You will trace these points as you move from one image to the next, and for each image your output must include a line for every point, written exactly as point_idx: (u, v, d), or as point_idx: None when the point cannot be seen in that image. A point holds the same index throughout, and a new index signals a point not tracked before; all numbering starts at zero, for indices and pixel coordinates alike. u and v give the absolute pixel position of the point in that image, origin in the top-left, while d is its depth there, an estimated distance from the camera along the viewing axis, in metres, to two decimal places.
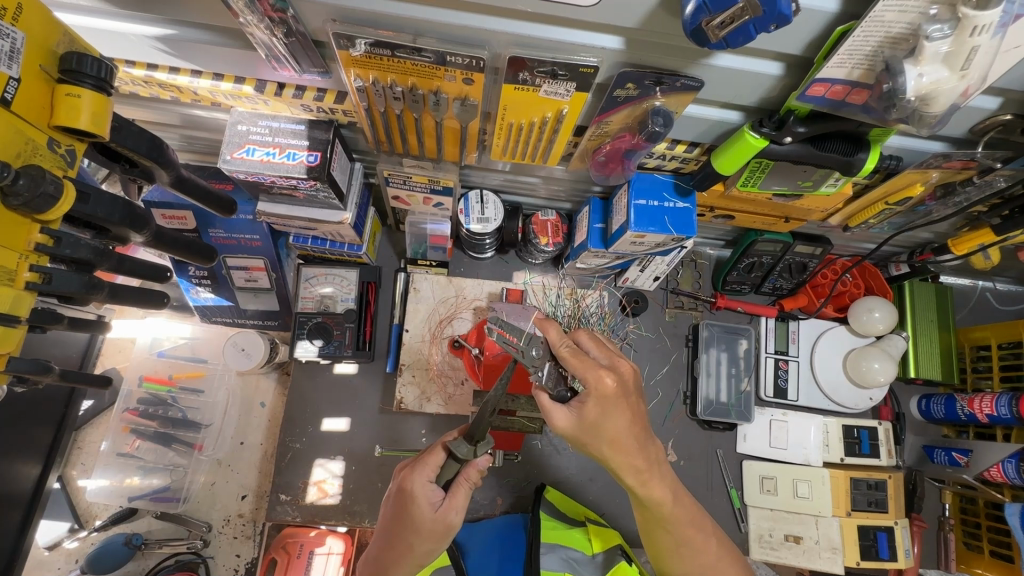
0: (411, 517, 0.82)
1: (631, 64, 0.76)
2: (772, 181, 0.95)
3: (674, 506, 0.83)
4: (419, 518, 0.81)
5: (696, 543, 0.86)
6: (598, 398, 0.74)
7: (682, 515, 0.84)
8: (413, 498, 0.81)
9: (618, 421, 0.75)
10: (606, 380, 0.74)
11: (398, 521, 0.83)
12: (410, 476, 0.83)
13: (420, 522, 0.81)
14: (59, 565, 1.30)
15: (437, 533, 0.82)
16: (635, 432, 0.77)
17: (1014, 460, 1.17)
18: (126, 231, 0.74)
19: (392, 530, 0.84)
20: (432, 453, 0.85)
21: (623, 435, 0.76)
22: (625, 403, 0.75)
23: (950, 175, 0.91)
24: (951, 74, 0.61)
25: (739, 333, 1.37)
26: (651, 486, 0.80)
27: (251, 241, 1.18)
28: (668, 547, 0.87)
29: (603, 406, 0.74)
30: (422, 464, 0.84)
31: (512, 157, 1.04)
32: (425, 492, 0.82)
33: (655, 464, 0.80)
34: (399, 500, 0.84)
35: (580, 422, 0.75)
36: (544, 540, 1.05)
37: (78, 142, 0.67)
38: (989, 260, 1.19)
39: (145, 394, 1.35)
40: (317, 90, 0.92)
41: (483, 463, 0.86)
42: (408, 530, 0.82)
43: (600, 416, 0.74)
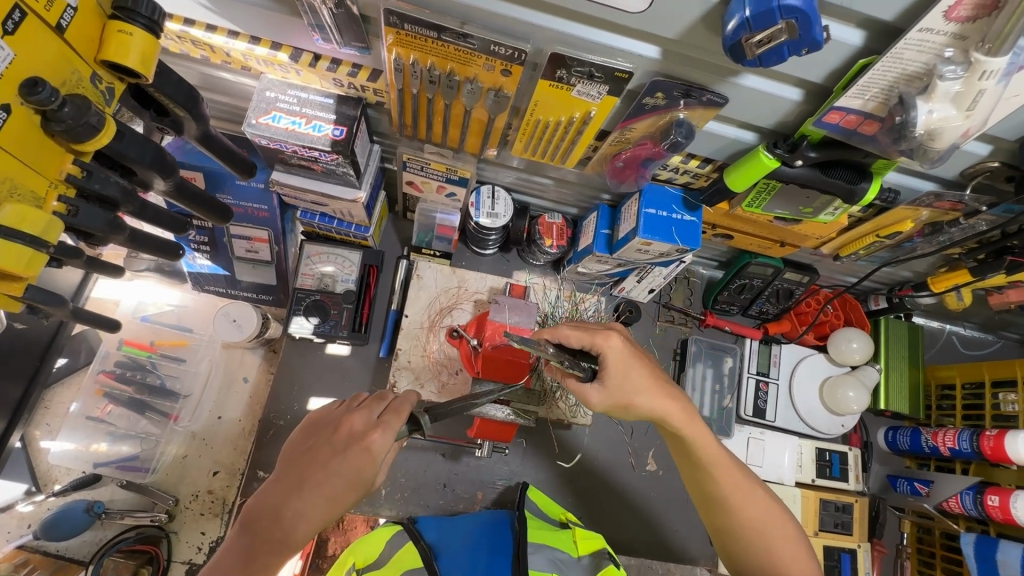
0: (358, 475, 0.73)
1: (663, 74, 0.80)
2: (775, 204, 1.00)
3: (722, 462, 0.90)
4: (365, 474, 0.73)
5: (745, 501, 0.89)
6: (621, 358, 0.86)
7: (728, 470, 0.90)
8: (371, 452, 0.73)
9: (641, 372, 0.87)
10: (614, 337, 0.87)
11: (335, 473, 0.72)
12: (376, 431, 0.75)
13: (364, 475, 0.73)
14: (9, 528, 1.24)
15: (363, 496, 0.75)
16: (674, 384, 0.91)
17: (972, 492, 1.24)
18: (152, 176, 0.74)
19: (316, 478, 0.71)
20: (399, 414, 0.78)
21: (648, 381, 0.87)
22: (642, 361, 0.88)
23: (938, 214, 0.98)
24: (958, 113, 0.67)
25: (725, 351, 1.43)
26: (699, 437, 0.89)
27: (258, 211, 1.18)
28: (718, 503, 0.90)
29: (623, 364, 0.86)
30: (388, 425, 0.76)
31: (531, 155, 1.07)
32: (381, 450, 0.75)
33: (694, 422, 0.89)
34: (343, 451, 0.74)
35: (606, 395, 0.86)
36: (531, 540, 1.05)
37: (118, 81, 0.67)
38: (962, 301, 1.26)
39: (123, 357, 1.30)
40: (352, 65, 0.94)
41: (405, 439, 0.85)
42: (340, 482, 0.72)
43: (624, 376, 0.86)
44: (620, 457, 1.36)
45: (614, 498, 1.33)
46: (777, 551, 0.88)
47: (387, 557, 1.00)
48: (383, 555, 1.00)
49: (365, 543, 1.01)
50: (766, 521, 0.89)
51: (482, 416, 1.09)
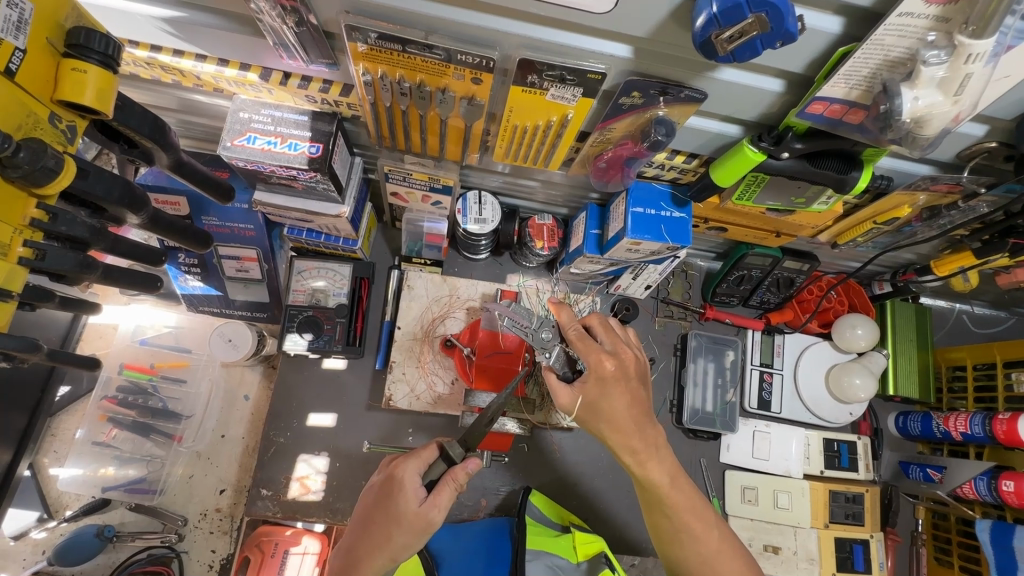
0: (394, 502, 0.83)
1: (638, 73, 0.77)
2: (766, 196, 0.97)
3: (672, 491, 0.86)
4: (400, 503, 0.82)
5: (695, 530, 0.87)
6: (597, 379, 0.86)
7: (680, 501, 0.87)
8: (400, 485, 0.84)
9: (616, 402, 0.85)
10: (606, 363, 0.86)
11: (381, 508, 0.84)
12: (403, 462, 0.87)
13: (400, 510, 0.82)
14: (25, 556, 1.26)
15: (413, 530, 0.81)
16: (633, 416, 0.86)
17: (986, 477, 1.21)
18: (123, 211, 0.73)
19: (369, 516, 0.85)
20: (426, 447, 0.89)
21: (622, 416, 0.85)
22: (623, 385, 0.86)
23: (936, 197, 0.94)
24: (945, 99, 0.64)
25: (726, 344, 1.40)
26: (647, 466, 0.86)
27: (244, 231, 1.17)
28: (670, 534, 0.88)
29: (598, 388, 0.85)
30: (414, 456, 0.88)
31: (514, 160, 1.05)
32: (412, 479, 0.84)
33: (643, 451, 0.86)
34: (386, 489, 0.86)
35: (581, 402, 0.87)
36: (528, 547, 1.05)
37: (80, 118, 0.66)
38: (969, 283, 1.22)
39: (125, 381, 1.30)
40: (323, 82, 0.92)
41: (471, 465, 0.86)
42: (385, 515, 0.83)
43: (599, 397, 0.86)
44: None
45: (621, 496, 1.32)
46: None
47: None
48: None
49: None
50: (717, 556, 0.87)
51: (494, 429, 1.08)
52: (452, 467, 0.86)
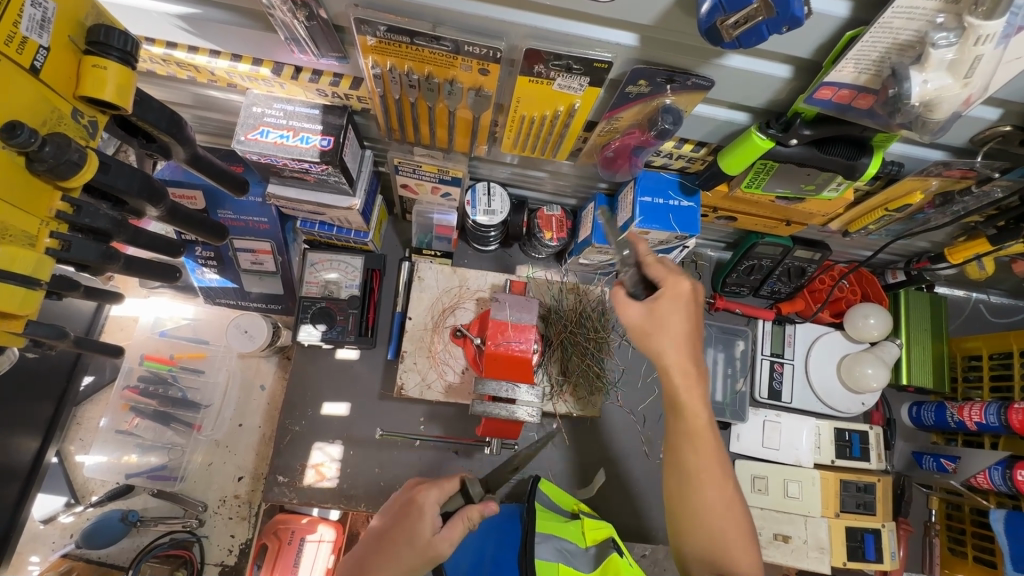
0: (412, 526, 0.86)
1: (644, 61, 0.78)
2: (775, 183, 0.96)
3: (703, 432, 0.85)
4: (417, 528, 0.86)
5: (709, 482, 0.84)
6: (671, 296, 0.86)
7: (705, 446, 0.85)
8: (420, 511, 0.88)
9: (678, 323, 0.85)
10: (683, 284, 0.86)
11: (397, 529, 0.87)
12: (427, 489, 0.91)
13: (416, 534, 0.85)
14: (54, 539, 1.31)
15: (421, 554, 0.83)
16: (687, 345, 0.86)
17: (1000, 467, 1.20)
18: (143, 204, 0.76)
19: (383, 534, 0.88)
20: (449, 480, 0.94)
21: (681, 340, 0.85)
22: (690, 311, 0.86)
23: (948, 183, 0.93)
24: (955, 81, 0.63)
25: (737, 334, 1.40)
26: (693, 395, 0.85)
27: (258, 224, 1.19)
28: (688, 468, 0.85)
29: (676, 304, 0.86)
30: (437, 486, 0.92)
31: (522, 151, 1.05)
32: (430, 502, 0.89)
33: (689, 387, 0.85)
34: (404, 513, 0.90)
35: (648, 316, 0.87)
36: (538, 531, 1.05)
37: (100, 114, 0.68)
38: (984, 271, 1.20)
39: (146, 372, 1.35)
40: (334, 75, 0.94)
41: (488, 508, 0.92)
42: (401, 539, 0.85)
43: (668, 312, 0.86)
44: (634, 444, 1.36)
45: (629, 484, 1.33)
46: (725, 540, 0.82)
47: None
48: None
49: None
50: (721, 511, 0.83)
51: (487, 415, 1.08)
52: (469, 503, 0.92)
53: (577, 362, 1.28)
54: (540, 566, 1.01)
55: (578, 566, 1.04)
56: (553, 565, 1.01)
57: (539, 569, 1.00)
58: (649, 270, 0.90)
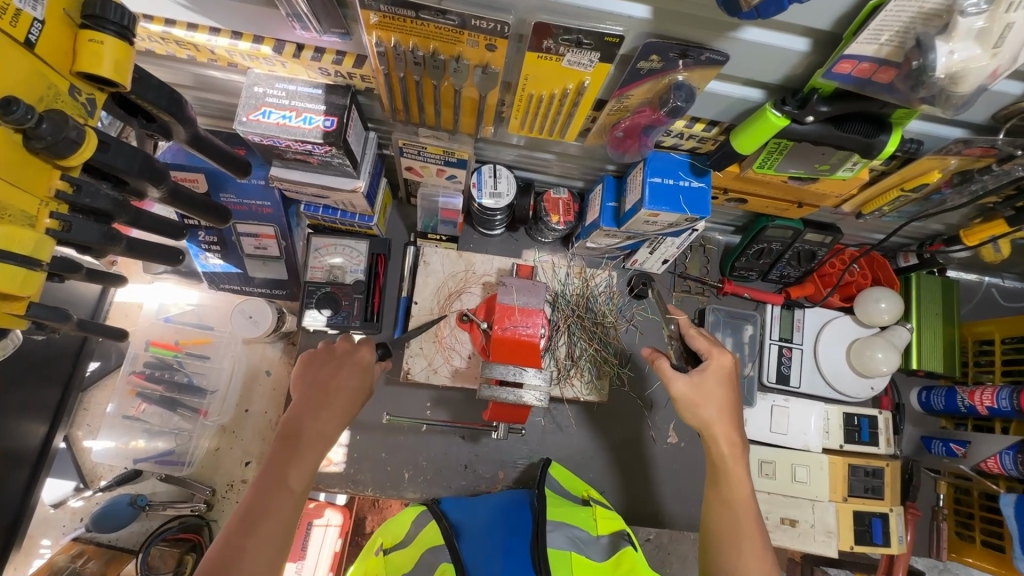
0: (355, 373, 0.95)
1: (657, 35, 0.75)
2: (789, 163, 0.94)
3: (743, 502, 0.90)
4: (366, 376, 0.95)
5: (748, 551, 0.86)
6: (717, 367, 0.95)
7: (743, 514, 0.89)
8: (358, 361, 0.96)
9: (717, 391, 0.94)
10: (725, 357, 0.97)
11: (335, 376, 0.93)
12: (362, 348, 0.99)
13: (360, 376, 0.95)
14: (64, 523, 1.33)
15: (361, 394, 0.93)
16: (727, 417, 0.93)
17: (1012, 452, 1.18)
18: (144, 184, 0.74)
19: (320, 383, 0.92)
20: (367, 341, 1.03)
21: (721, 414, 0.92)
22: (729, 383, 0.96)
23: (968, 162, 0.90)
24: (983, 52, 0.61)
25: (745, 319, 1.38)
26: (738, 466, 0.91)
27: (261, 208, 1.17)
28: (730, 535, 0.88)
29: (721, 375, 0.95)
30: (360, 344, 1.01)
31: (529, 131, 1.03)
32: (366, 357, 0.98)
33: (731, 461, 0.91)
34: (338, 363, 0.95)
35: (695, 387, 0.93)
36: (550, 519, 1.06)
37: (99, 91, 0.66)
38: (999, 253, 1.18)
39: (151, 358, 1.34)
40: (336, 53, 0.91)
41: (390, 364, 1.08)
42: (348, 383, 0.93)
43: (713, 382, 0.94)
44: (641, 430, 1.35)
45: (636, 468, 1.33)
46: None
47: (411, 538, 1.03)
48: (407, 536, 1.03)
49: (391, 526, 1.05)
50: None
51: (493, 399, 1.04)
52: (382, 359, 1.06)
53: (585, 346, 1.28)
54: (554, 557, 1.01)
55: (590, 554, 1.05)
56: (567, 553, 1.01)
57: (552, 558, 1.00)
58: (691, 342, 1.00)
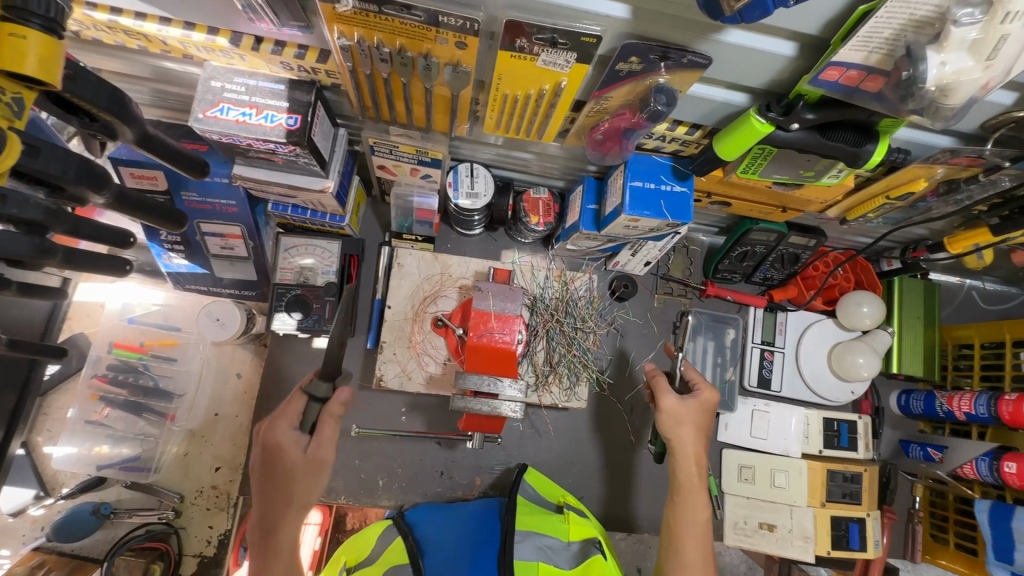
0: (286, 464, 0.82)
1: (637, 35, 0.71)
2: (773, 169, 0.91)
3: (702, 520, 0.98)
4: (297, 465, 0.82)
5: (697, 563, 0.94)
6: (704, 399, 1.02)
7: (696, 528, 0.97)
8: (280, 447, 0.83)
9: (697, 422, 1.01)
10: (712, 395, 1.03)
11: (272, 475, 0.83)
12: (278, 428, 0.84)
13: (293, 467, 0.82)
14: (24, 532, 1.28)
15: (308, 478, 0.83)
16: (698, 446, 1.01)
17: (987, 458, 1.18)
18: (84, 190, 0.69)
19: (264, 491, 0.83)
20: (292, 399, 0.87)
21: (693, 441, 1.01)
22: (709, 417, 1.03)
23: (955, 171, 0.88)
24: (975, 64, 0.58)
25: (727, 322, 1.35)
26: (701, 496, 1.00)
27: (226, 207, 1.12)
28: (683, 544, 0.96)
29: (708, 407, 1.02)
30: (283, 414, 0.86)
31: (506, 132, 0.98)
32: (285, 433, 0.83)
33: (696, 489, 1.00)
34: (267, 458, 0.83)
35: (676, 409, 1.00)
36: (518, 528, 1.04)
37: (27, 90, 0.61)
38: (983, 260, 1.17)
39: (115, 360, 1.29)
40: (299, 47, 0.86)
41: (345, 394, 0.89)
42: (287, 480, 0.82)
43: (699, 412, 1.02)
44: (620, 436, 1.33)
45: (615, 474, 1.32)
46: None
47: (377, 555, 1.02)
48: (373, 553, 1.02)
49: (356, 544, 1.04)
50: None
51: (466, 409, 1.06)
52: (324, 403, 0.88)
53: (563, 352, 1.24)
54: (520, 566, 0.99)
55: (559, 562, 1.03)
56: (533, 565, 1.00)
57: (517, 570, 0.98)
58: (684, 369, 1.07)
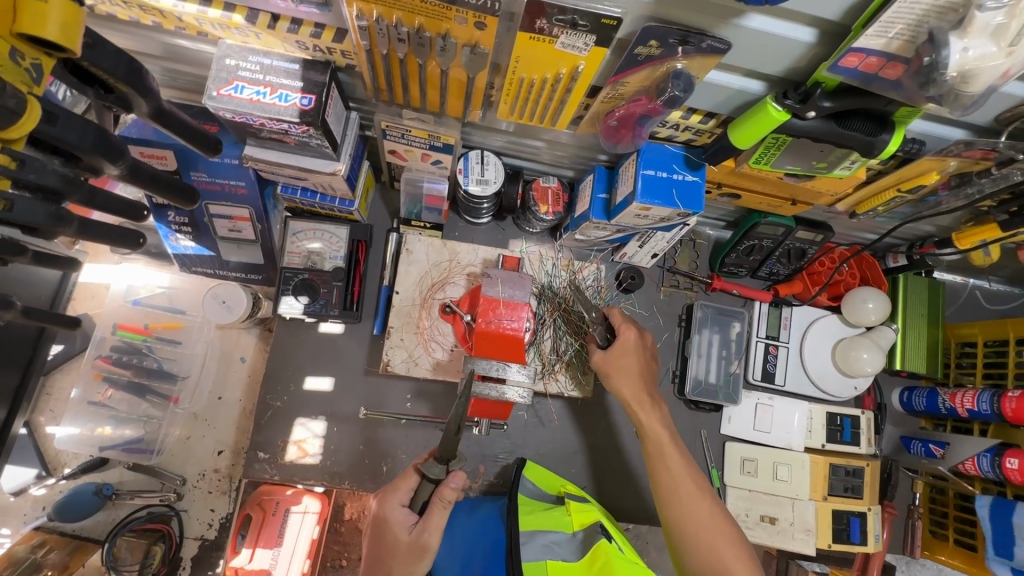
0: (391, 544, 0.88)
1: (657, 18, 0.71)
2: (786, 159, 0.91)
3: (670, 442, 1.04)
4: (399, 544, 0.88)
5: (681, 491, 0.98)
6: (623, 343, 1.10)
7: (661, 439, 1.04)
8: (388, 523, 0.89)
9: (630, 361, 1.09)
10: (630, 333, 1.11)
11: (378, 549, 0.89)
12: (388, 505, 0.91)
13: (398, 546, 0.88)
14: (25, 511, 1.28)
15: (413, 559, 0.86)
16: (641, 374, 1.09)
17: (989, 454, 1.20)
18: (100, 161, 0.68)
19: (376, 561, 0.89)
20: (405, 476, 0.93)
21: (634, 370, 1.09)
22: (638, 352, 1.11)
23: (966, 164, 0.88)
24: (999, 49, 0.59)
25: (732, 316, 1.35)
26: (650, 417, 1.06)
27: (235, 189, 1.11)
28: (663, 481, 1.00)
29: (624, 348, 1.10)
30: (397, 488, 0.92)
31: (519, 117, 0.98)
32: (397, 516, 0.89)
33: (665, 446, 1.03)
34: (378, 531, 0.91)
35: (608, 360, 1.10)
36: (522, 530, 1.04)
37: (46, 56, 0.61)
38: (989, 257, 1.17)
39: (118, 342, 1.28)
40: (315, 26, 0.85)
41: (456, 481, 0.90)
42: (396, 560, 0.87)
43: (622, 355, 1.10)
44: (623, 427, 1.33)
45: (617, 463, 1.32)
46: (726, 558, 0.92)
47: None
48: None
49: None
50: (708, 525, 0.95)
51: (476, 394, 1.03)
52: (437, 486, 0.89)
53: (569, 341, 1.24)
54: (528, 568, 0.99)
55: (565, 555, 1.03)
56: (541, 564, 1.00)
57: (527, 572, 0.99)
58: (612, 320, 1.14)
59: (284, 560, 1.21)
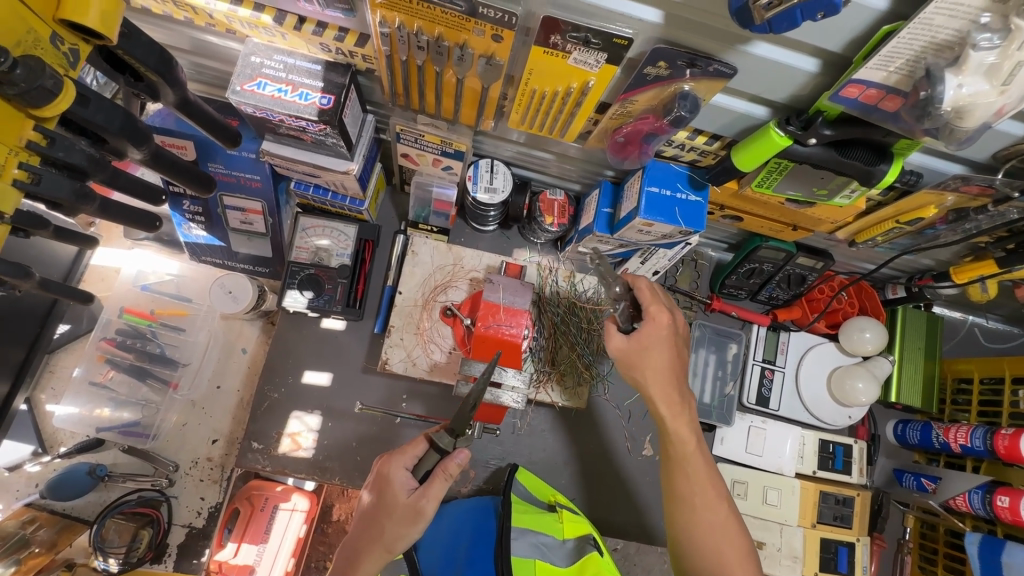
0: (388, 502, 0.89)
1: (667, 41, 0.74)
2: (787, 184, 0.93)
3: (694, 448, 0.95)
4: (397, 503, 0.88)
5: (698, 502, 0.92)
6: (654, 326, 0.94)
7: (687, 449, 0.94)
8: (390, 481, 0.90)
9: (661, 354, 0.94)
10: (664, 316, 0.94)
11: (375, 507, 0.90)
12: (393, 466, 0.91)
13: (395, 506, 0.88)
14: (18, 487, 1.29)
15: (407, 519, 0.87)
16: (672, 369, 0.95)
17: (980, 491, 1.20)
18: (125, 145, 0.71)
19: (372, 518, 0.90)
20: (415, 442, 0.93)
21: (665, 367, 0.95)
22: (670, 342, 0.95)
23: (964, 199, 0.90)
24: (991, 87, 0.61)
25: (730, 337, 1.37)
26: (678, 423, 0.95)
27: (250, 181, 1.14)
28: (677, 487, 0.94)
29: (653, 337, 0.94)
30: (402, 452, 0.93)
31: (530, 129, 1.01)
32: (399, 478, 0.90)
33: (691, 449, 0.95)
34: (378, 489, 0.91)
35: (635, 347, 0.94)
36: (514, 525, 1.04)
37: (83, 43, 0.64)
38: (986, 293, 1.18)
39: (124, 325, 1.29)
40: (339, 29, 0.89)
41: (460, 457, 0.88)
42: (390, 519, 0.88)
43: (651, 342, 0.94)
44: (615, 441, 1.34)
45: (608, 477, 1.32)
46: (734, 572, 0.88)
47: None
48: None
49: None
50: (722, 540, 0.90)
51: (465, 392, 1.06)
52: (443, 456, 0.89)
53: (566, 351, 1.25)
54: (517, 564, 0.99)
55: (554, 560, 1.03)
56: (529, 561, 1.00)
57: (515, 566, 0.99)
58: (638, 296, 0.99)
59: (268, 558, 1.23)
